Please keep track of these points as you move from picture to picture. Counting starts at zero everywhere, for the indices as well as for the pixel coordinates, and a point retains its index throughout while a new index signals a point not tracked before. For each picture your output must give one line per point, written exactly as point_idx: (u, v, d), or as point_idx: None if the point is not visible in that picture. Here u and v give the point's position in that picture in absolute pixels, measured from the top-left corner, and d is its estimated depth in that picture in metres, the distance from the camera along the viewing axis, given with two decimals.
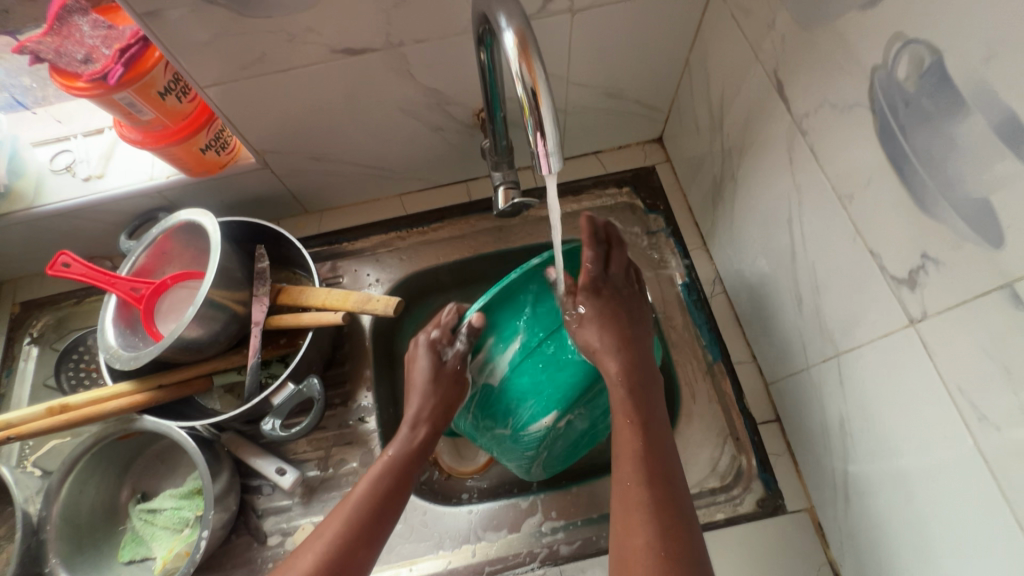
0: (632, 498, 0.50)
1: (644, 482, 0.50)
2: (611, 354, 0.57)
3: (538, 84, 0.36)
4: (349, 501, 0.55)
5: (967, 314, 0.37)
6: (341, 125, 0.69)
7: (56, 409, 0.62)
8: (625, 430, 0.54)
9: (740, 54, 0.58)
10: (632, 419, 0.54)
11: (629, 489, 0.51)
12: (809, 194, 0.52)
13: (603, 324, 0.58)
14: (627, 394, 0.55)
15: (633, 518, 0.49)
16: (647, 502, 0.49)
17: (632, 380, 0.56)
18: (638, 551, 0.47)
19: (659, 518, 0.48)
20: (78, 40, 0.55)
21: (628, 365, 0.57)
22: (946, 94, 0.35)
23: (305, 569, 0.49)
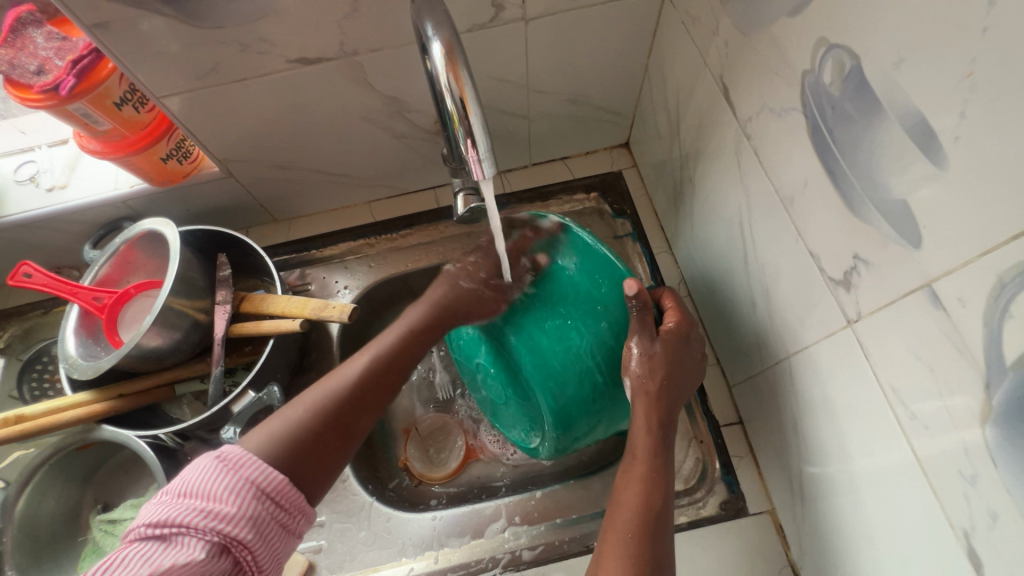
0: (619, 534, 0.46)
1: (641, 529, 0.46)
2: (647, 403, 0.53)
3: (465, 93, 0.37)
4: (321, 390, 0.50)
5: (896, 315, 0.38)
6: (303, 134, 0.69)
7: (11, 419, 0.62)
8: (631, 479, 0.50)
9: (691, 60, 0.59)
10: (650, 471, 0.50)
11: (616, 531, 0.47)
12: (756, 197, 0.53)
13: (660, 373, 0.54)
14: (648, 442, 0.52)
15: (609, 552, 0.45)
16: (636, 554, 0.45)
17: (659, 436, 0.52)
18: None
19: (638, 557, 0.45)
20: (31, 52, 0.56)
21: (662, 421, 0.53)
22: (865, 99, 0.36)
23: (281, 428, 0.46)
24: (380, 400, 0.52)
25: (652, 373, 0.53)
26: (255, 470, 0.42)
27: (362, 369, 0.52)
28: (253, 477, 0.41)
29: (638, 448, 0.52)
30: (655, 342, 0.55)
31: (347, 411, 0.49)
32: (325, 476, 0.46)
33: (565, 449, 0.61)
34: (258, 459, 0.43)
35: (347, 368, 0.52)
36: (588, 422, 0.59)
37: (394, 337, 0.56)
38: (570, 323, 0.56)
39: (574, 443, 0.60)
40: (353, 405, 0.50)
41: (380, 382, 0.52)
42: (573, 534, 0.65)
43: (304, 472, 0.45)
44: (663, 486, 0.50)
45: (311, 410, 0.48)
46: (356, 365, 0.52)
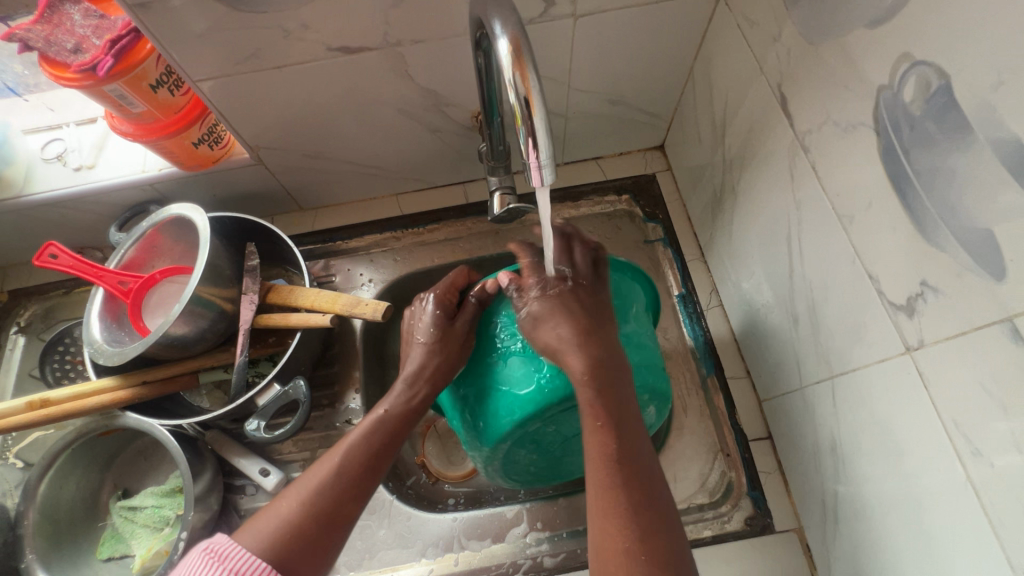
0: (602, 493, 0.45)
1: (620, 488, 0.44)
2: (576, 350, 0.49)
3: (531, 93, 0.35)
4: (321, 470, 0.50)
5: (966, 346, 0.36)
6: (336, 124, 0.68)
7: (37, 403, 0.61)
8: (592, 419, 0.47)
9: (744, 66, 0.57)
10: (602, 423, 0.47)
11: (603, 487, 0.45)
12: (808, 212, 0.51)
13: (562, 317, 0.51)
14: (596, 394, 0.47)
15: (608, 521, 0.44)
16: (626, 516, 0.43)
17: (600, 381, 0.48)
18: (618, 550, 0.42)
19: (637, 524, 0.43)
20: (69, 29, 0.54)
21: (591, 358, 0.49)
22: (952, 120, 0.34)
23: (273, 525, 0.46)
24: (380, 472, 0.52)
25: (558, 320, 0.51)
26: (239, 560, 0.43)
27: (354, 447, 0.51)
28: (237, 568, 0.43)
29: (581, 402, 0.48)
30: (535, 291, 0.54)
31: (347, 491, 0.49)
32: (322, 562, 0.47)
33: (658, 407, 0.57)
34: (246, 551, 0.44)
35: (314, 474, 0.50)
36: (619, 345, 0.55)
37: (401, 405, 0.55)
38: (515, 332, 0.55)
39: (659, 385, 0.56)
40: (338, 494, 0.49)
41: (369, 466, 0.51)
42: None
43: (297, 562, 0.45)
44: (620, 424, 0.47)
45: (298, 513, 0.47)
46: (326, 467, 0.50)
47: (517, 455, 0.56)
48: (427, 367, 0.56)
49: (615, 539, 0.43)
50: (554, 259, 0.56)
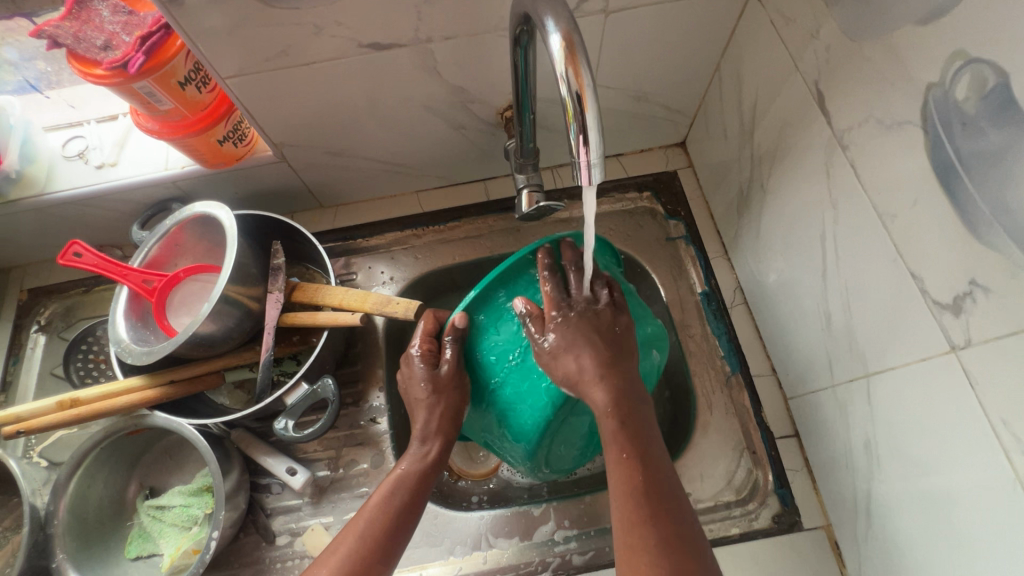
0: (631, 535, 0.44)
1: (648, 521, 0.44)
2: (594, 383, 0.50)
3: (584, 90, 0.35)
4: (349, 542, 0.50)
5: (1018, 346, 0.36)
6: (362, 121, 0.67)
7: (67, 403, 0.61)
8: (618, 468, 0.48)
9: (777, 63, 0.57)
10: (626, 454, 0.48)
11: (633, 529, 0.44)
12: (845, 210, 0.51)
13: (577, 341, 0.52)
14: (619, 426, 0.49)
15: (639, 564, 0.43)
16: (656, 566, 0.42)
17: (623, 410, 0.50)
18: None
19: (666, 567, 0.42)
20: (98, 26, 0.54)
21: (616, 395, 0.50)
22: (1009, 118, 0.34)
23: None
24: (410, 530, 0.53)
25: (578, 348, 0.52)
26: None
27: (377, 510, 0.52)
28: None
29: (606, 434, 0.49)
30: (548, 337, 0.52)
31: (377, 555, 0.49)
32: None
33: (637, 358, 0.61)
34: None
35: (353, 526, 0.51)
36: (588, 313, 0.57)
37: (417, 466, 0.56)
38: (506, 351, 0.57)
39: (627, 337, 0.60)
40: (370, 563, 0.49)
41: (396, 528, 0.52)
42: None
43: None
44: (646, 469, 0.47)
45: None
46: (360, 522, 0.51)
47: (557, 447, 0.61)
48: (431, 419, 0.57)
49: None
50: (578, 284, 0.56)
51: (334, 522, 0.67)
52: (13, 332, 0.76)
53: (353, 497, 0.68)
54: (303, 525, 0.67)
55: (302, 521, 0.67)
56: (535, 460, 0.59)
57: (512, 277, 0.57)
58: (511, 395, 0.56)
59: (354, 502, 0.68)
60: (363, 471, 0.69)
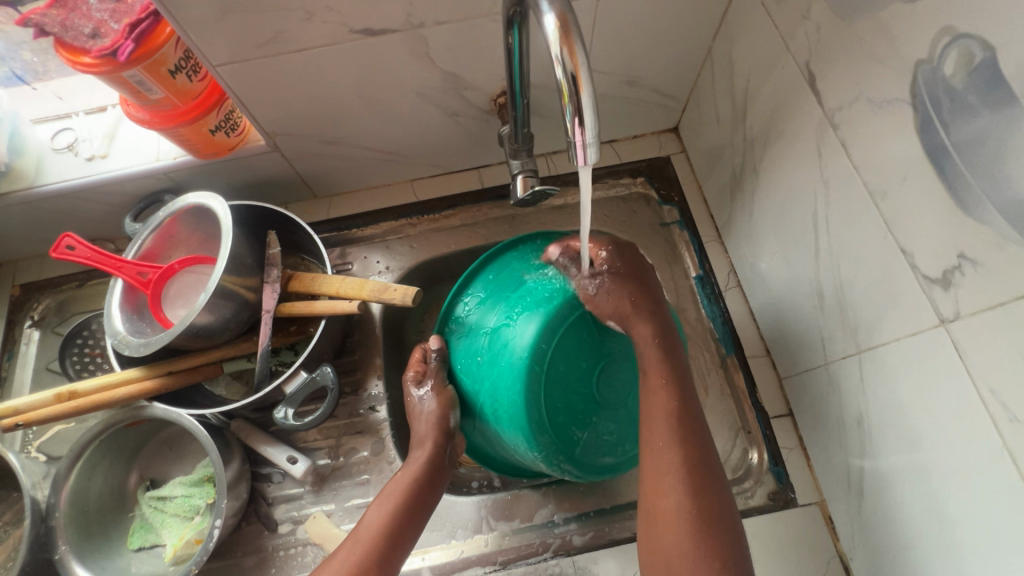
0: (662, 459, 0.50)
1: (676, 444, 0.50)
2: (642, 316, 0.56)
3: (578, 70, 0.35)
4: (346, 552, 0.52)
5: (1006, 317, 0.37)
6: (354, 109, 0.67)
7: (64, 395, 0.61)
8: (655, 397, 0.53)
9: (769, 44, 0.57)
10: (666, 380, 0.54)
11: (661, 451, 0.51)
12: (837, 189, 0.51)
13: (626, 290, 0.56)
14: (661, 355, 0.55)
15: (662, 480, 0.49)
16: (686, 479, 0.49)
17: (665, 343, 0.55)
18: (671, 513, 0.48)
19: (690, 476, 0.49)
20: (84, 14, 0.53)
21: (657, 329, 0.56)
22: (996, 92, 0.35)
23: None
24: (409, 537, 0.55)
25: (620, 290, 0.56)
26: None
27: (371, 523, 0.54)
28: None
29: (647, 362, 0.55)
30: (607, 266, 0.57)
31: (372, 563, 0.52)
32: None
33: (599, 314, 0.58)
34: None
35: (367, 528, 0.54)
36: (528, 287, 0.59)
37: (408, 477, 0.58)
38: (475, 352, 0.60)
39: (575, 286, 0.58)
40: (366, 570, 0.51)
41: (391, 535, 0.54)
42: (622, 520, 0.65)
43: None
44: (679, 397, 0.53)
45: None
46: (376, 520, 0.54)
47: (566, 428, 0.57)
48: (420, 426, 0.60)
49: (668, 503, 0.48)
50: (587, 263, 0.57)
51: (336, 510, 0.67)
52: (5, 328, 0.75)
53: (354, 484, 0.68)
54: (305, 513, 0.67)
55: (304, 509, 0.68)
56: (539, 444, 0.55)
57: (467, 290, 0.65)
58: (485, 388, 0.58)
59: (355, 489, 0.68)
60: (364, 459, 0.70)
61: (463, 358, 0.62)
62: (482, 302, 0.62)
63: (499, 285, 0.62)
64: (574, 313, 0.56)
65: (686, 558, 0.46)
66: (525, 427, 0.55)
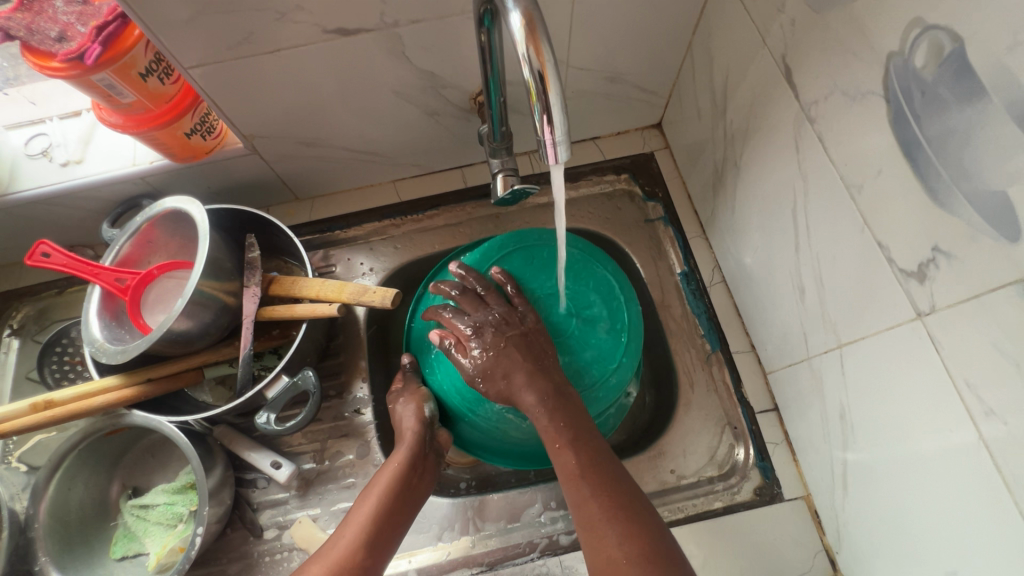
0: (588, 512, 0.50)
1: (594, 496, 0.50)
2: (525, 381, 0.56)
3: (546, 68, 0.35)
4: (343, 540, 0.53)
5: (980, 310, 0.37)
6: (332, 109, 0.66)
7: (40, 405, 0.59)
8: (562, 456, 0.53)
9: (746, 39, 0.57)
10: (561, 441, 0.54)
11: (583, 506, 0.50)
12: (814, 183, 0.51)
13: (505, 358, 0.57)
14: (548, 419, 0.55)
15: (597, 531, 0.49)
16: (617, 523, 0.49)
17: (552, 402, 0.55)
18: (614, 560, 0.47)
19: (619, 523, 0.49)
20: (51, 17, 0.52)
21: (543, 391, 0.56)
22: (965, 84, 0.35)
23: None
24: (400, 525, 0.56)
25: (499, 358, 0.57)
26: None
27: (366, 512, 0.55)
28: None
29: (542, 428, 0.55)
30: (476, 345, 0.58)
31: (368, 550, 0.52)
32: None
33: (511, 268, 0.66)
34: None
35: (358, 515, 0.55)
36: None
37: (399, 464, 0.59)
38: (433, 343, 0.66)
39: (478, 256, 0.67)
40: (365, 558, 0.52)
41: (384, 524, 0.55)
42: None
43: None
44: (580, 450, 0.53)
45: None
46: (368, 507, 0.55)
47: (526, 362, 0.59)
48: (407, 417, 0.63)
49: (605, 552, 0.48)
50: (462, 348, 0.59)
51: (322, 514, 0.67)
52: None
53: (340, 488, 0.68)
54: (291, 518, 0.67)
55: (289, 514, 0.67)
56: (505, 383, 0.59)
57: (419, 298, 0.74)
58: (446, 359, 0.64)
59: (341, 492, 0.68)
60: (349, 462, 0.69)
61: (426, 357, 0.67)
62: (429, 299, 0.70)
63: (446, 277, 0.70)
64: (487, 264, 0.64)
65: None
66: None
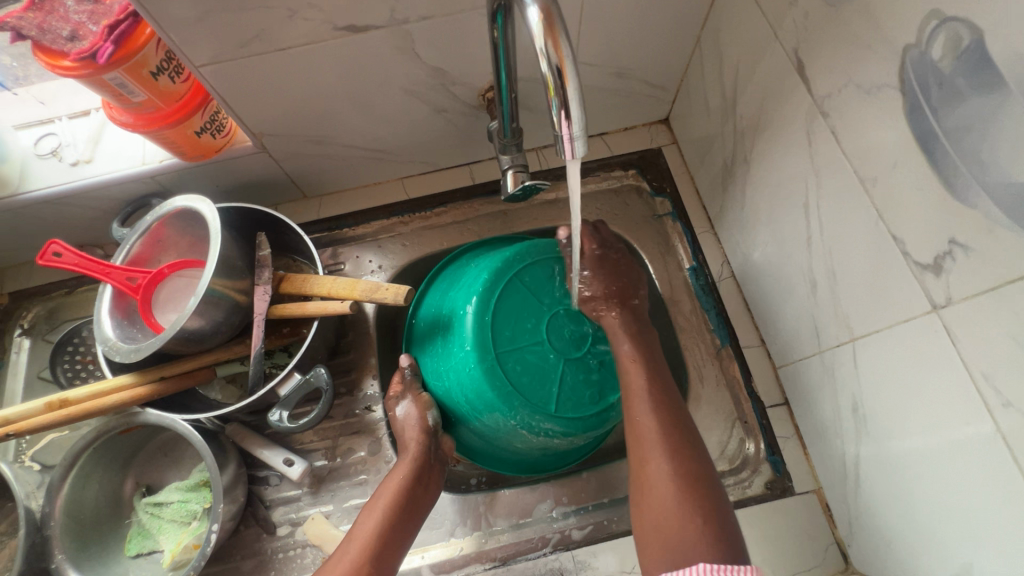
0: (640, 427, 0.56)
1: (650, 412, 0.56)
2: (613, 310, 0.63)
3: (564, 62, 0.35)
4: (349, 555, 0.53)
5: (997, 302, 0.37)
6: (341, 107, 0.66)
7: (56, 404, 0.59)
8: (633, 374, 0.59)
9: (757, 33, 0.57)
10: (637, 359, 0.60)
11: (638, 419, 0.56)
12: (827, 176, 0.51)
13: (602, 287, 0.64)
14: (631, 338, 0.62)
15: (644, 445, 0.54)
16: (665, 440, 0.54)
17: (636, 328, 0.63)
18: (655, 471, 0.52)
19: (669, 440, 0.54)
20: (62, 16, 0.52)
21: (626, 318, 0.63)
22: (984, 75, 0.35)
23: None
24: (406, 537, 0.56)
25: (597, 287, 0.64)
26: None
27: (371, 526, 0.55)
28: None
29: (623, 348, 0.61)
30: (586, 269, 0.65)
31: (375, 563, 0.52)
32: None
33: (526, 278, 0.62)
34: None
35: (363, 529, 0.55)
36: (464, 278, 0.65)
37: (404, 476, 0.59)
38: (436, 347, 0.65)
39: (494, 260, 0.63)
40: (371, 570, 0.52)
41: (391, 536, 0.55)
42: (620, 514, 0.65)
43: None
44: (652, 376, 0.59)
45: None
46: (373, 521, 0.55)
47: (537, 388, 0.59)
48: (409, 431, 0.62)
49: (650, 463, 0.53)
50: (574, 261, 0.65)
51: (335, 510, 0.67)
52: None
53: (352, 484, 0.68)
54: (304, 515, 0.67)
55: (302, 511, 0.67)
56: (514, 410, 0.58)
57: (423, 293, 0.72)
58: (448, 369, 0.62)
59: (353, 489, 0.68)
60: (361, 459, 0.70)
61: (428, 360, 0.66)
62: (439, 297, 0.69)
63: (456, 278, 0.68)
64: (500, 279, 0.61)
65: (673, 508, 0.50)
66: (495, 399, 0.58)
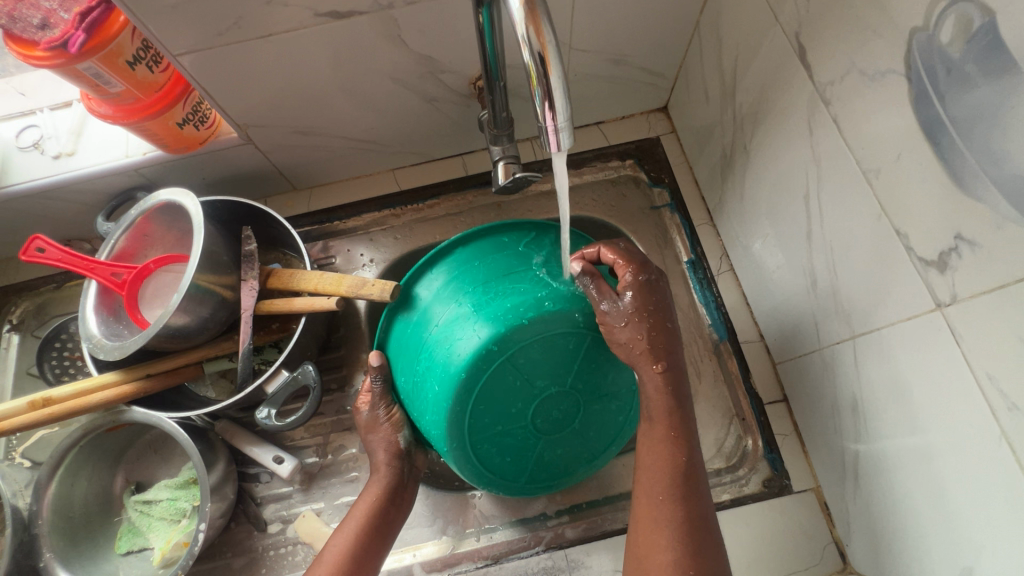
0: (661, 511, 0.50)
1: (674, 498, 0.50)
2: (646, 367, 0.53)
3: (547, 49, 0.33)
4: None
5: (1005, 300, 0.35)
6: (328, 97, 0.64)
7: (39, 402, 0.59)
8: (659, 450, 0.52)
9: (757, 17, 0.54)
10: (674, 432, 0.53)
11: (657, 503, 0.51)
12: (828, 168, 0.49)
13: (646, 326, 0.52)
14: (674, 404, 0.53)
15: (655, 533, 0.49)
16: (683, 538, 0.49)
17: (674, 387, 0.53)
18: (665, 567, 0.47)
19: (689, 536, 0.49)
20: (32, 3, 0.50)
21: (669, 375, 0.53)
22: (995, 61, 0.33)
23: None
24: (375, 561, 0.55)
25: (638, 320, 0.52)
26: None
27: (341, 548, 0.54)
28: None
29: (655, 410, 0.53)
30: (626, 297, 0.53)
31: None
32: None
33: (521, 360, 0.51)
34: None
35: (331, 552, 0.54)
36: (451, 325, 0.52)
37: (375, 501, 0.58)
38: (408, 371, 0.57)
39: (487, 336, 0.49)
40: None
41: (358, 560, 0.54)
42: (614, 512, 0.64)
43: None
44: (686, 451, 0.52)
45: None
46: (341, 543, 0.54)
47: (504, 463, 0.57)
48: (378, 450, 0.60)
49: (662, 557, 0.48)
50: (601, 292, 0.52)
51: (325, 508, 0.66)
52: None
53: (343, 482, 0.68)
54: (294, 512, 0.67)
55: (293, 508, 0.67)
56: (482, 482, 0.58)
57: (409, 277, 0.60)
58: (415, 409, 0.57)
59: (344, 486, 0.67)
60: (352, 456, 0.69)
61: (401, 371, 0.59)
62: (423, 307, 0.57)
63: (452, 287, 0.55)
64: (488, 365, 0.50)
65: None
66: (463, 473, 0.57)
